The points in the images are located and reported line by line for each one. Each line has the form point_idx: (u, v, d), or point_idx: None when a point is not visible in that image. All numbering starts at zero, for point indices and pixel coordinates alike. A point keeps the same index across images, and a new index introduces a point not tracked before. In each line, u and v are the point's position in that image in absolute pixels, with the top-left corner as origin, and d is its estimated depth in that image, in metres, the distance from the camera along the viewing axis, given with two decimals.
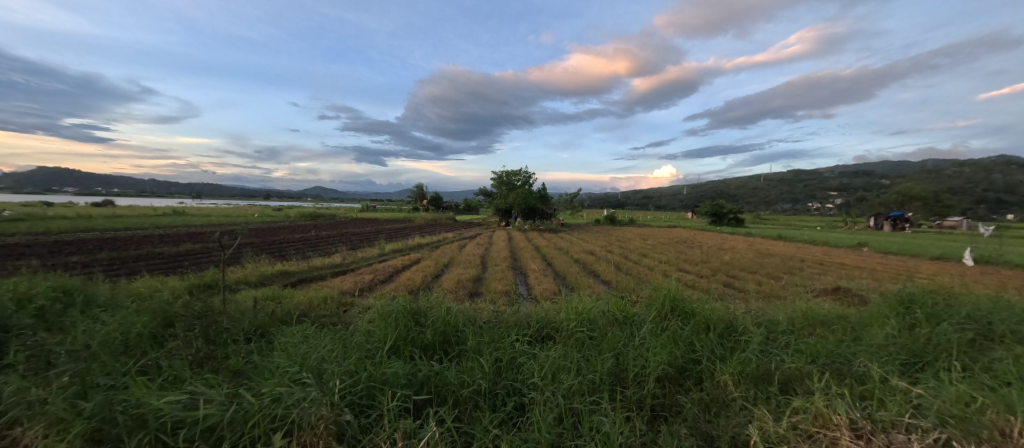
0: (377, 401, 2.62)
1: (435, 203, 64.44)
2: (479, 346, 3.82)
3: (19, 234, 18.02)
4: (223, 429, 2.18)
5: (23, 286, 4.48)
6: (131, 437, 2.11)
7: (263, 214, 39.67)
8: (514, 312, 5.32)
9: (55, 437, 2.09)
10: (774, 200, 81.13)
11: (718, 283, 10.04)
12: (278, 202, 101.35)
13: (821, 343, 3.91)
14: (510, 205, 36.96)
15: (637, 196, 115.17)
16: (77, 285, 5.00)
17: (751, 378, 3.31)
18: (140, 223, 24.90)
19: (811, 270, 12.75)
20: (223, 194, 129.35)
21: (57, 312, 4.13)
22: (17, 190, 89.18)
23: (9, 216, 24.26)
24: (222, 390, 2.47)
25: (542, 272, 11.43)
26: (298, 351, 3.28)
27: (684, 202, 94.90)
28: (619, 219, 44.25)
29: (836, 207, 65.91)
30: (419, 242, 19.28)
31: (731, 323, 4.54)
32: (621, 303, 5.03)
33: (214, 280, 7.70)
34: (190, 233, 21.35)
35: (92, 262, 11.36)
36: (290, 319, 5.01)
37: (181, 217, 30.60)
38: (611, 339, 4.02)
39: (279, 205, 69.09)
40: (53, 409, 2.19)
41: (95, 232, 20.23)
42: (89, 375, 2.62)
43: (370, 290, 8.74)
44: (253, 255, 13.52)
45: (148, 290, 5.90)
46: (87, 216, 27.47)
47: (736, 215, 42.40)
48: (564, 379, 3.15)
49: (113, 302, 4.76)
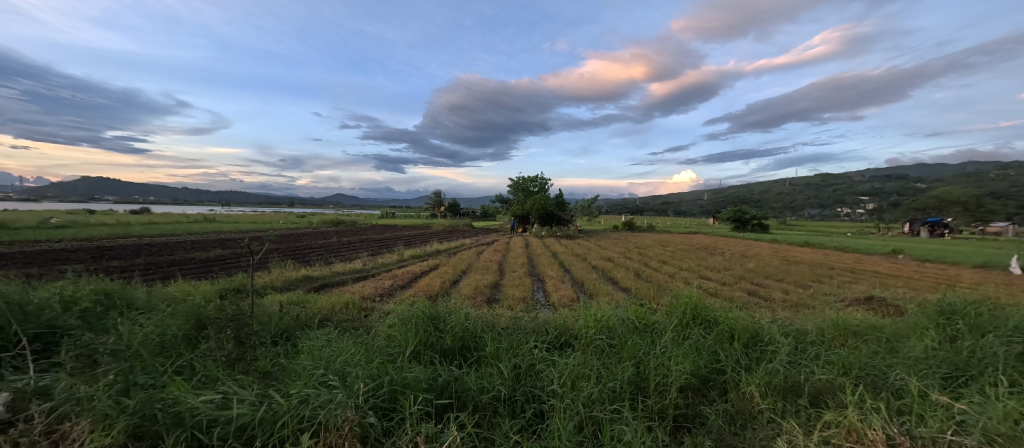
0: (400, 405, 2.67)
1: (452, 209, 65.66)
2: (498, 352, 3.84)
3: (66, 240, 19.29)
4: (254, 429, 2.26)
5: (69, 289, 4.77)
6: (169, 434, 2.23)
7: (288, 221, 41.24)
8: (533, 318, 5.31)
9: (101, 432, 2.23)
10: (801, 206, 78.44)
11: (742, 291, 9.70)
12: (302, 209, 105.52)
13: (854, 354, 3.75)
14: (527, 211, 36.96)
15: (656, 202, 113.19)
16: (119, 289, 5.29)
17: (779, 390, 3.19)
18: (174, 230, 26.15)
19: (842, 279, 12.18)
20: (249, 201, 134.50)
21: (98, 314, 4.37)
22: (65, 198, 96.05)
23: (57, 222, 25.97)
24: (254, 391, 2.56)
25: (559, 278, 11.33)
26: (322, 354, 3.36)
27: (705, 208, 92.67)
28: (638, 225, 43.47)
29: (867, 212, 63.08)
30: (436, 249, 19.39)
31: (756, 333, 4.40)
32: (641, 310, 4.95)
33: (243, 285, 8.01)
34: (221, 239, 22.32)
35: (133, 267, 12.06)
36: (313, 323, 5.16)
37: (212, 224, 32.22)
38: (631, 346, 3.97)
39: (301, 212, 71.61)
40: (99, 405, 2.32)
41: (132, 238, 21.32)
42: (132, 374, 2.79)
43: (389, 295, 8.87)
44: (279, 261, 13.98)
45: (182, 293, 6.18)
46: (125, 223, 29.04)
47: (760, 221, 41.24)
48: (584, 387, 3.13)
49: (149, 305, 5.02)
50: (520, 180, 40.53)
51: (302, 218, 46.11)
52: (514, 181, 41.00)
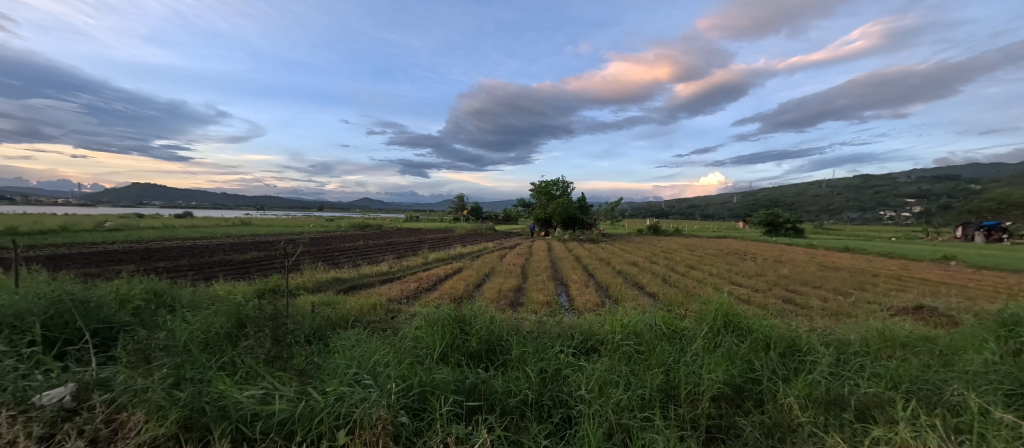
0: (430, 405, 2.71)
1: (475, 213, 66.42)
2: (523, 356, 3.83)
3: (119, 242, 20.67)
4: (293, 424, 2.36)
5: (124, 288, 5.12)
6: (216, 426, 2.36)
7: (318, 224, 42.75)
8: (557, 322, 5.28)
9: (156, 421, 2.38)
10: (839, 209, 74.40)
11: (776, 299, 9.26)
12: (330, 213, 109.14)
13: (903, 367, 3.52)
14: (550, 215, 36.84)
15: (682, 205, 110.37)
16: (167, 289, 5.63)
17: (820, 403, 3.04)
18: (213, 233, 27.50)
19: (888, 287, 11.44)
20: (282, 206, 140.57)
21: (149, 311, 4.67)
22: (117, 203, 103.16)
23: (111, 226, 27.93)
24: (292, 388, 2.67)
25: (583, 283, 11.21)
26: (354, 354, 3.47)
27: (734, 211, 89.41)
28: (663, 229, 42.47)
29: (913, 215, 59.11)
30: (459, 252, 19.56)
31: (794, 342, 4.20)
32: (669, 317, 4.83)
33: (278, 285, 8.36)
34: (257, 242, 23.34)
35: (179, 267, 12.85)
36: (343, 324, 5.33)
37: (248, 227, 33.81)
38: (660, 353, 3.88)
39: (330, 216, 74.04)
40: (154, 397, 2.48)
41: (176, 241, 22.62)
42: (182, 369, 2.96)
43: (415, 298, 9.00)
44: (310, 263, 14.49)
45: (223, 293, 6.52)
46: (170, 226, 30.83)
47: (794, 224, 39.44)
48: (612, 393, 3.08)
49: (193, 303, 5.32)
50: (543, 184, 40.45)
51: (331, 222, 47.56)
52: (537, 185, 40.99)
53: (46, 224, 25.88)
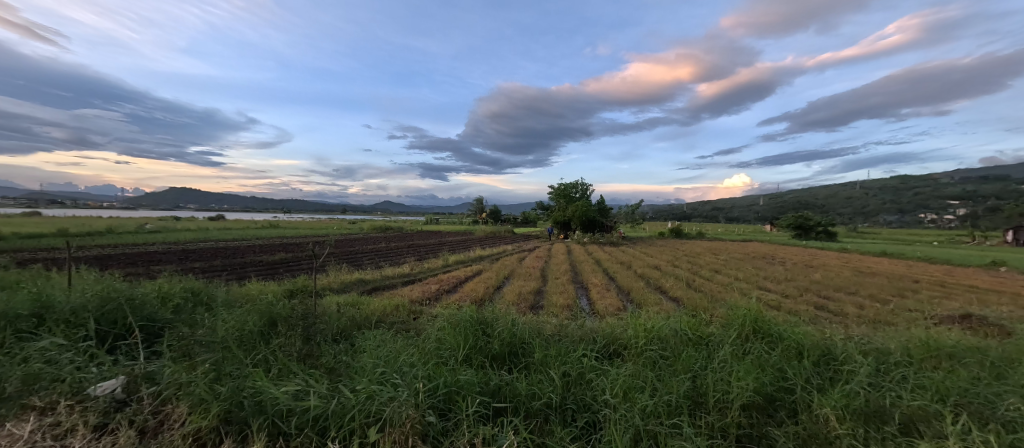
0: (456, 406, 2.75)
1: (494, 216, 66.76)
2: (546, 359, 3.83)
3: (158, 243, 21.81)
4: (326, 420, 2.44)
5: (165, 287, 5.41)
6: (254, 420, 2.46)
7: (342, 227, 43.93)
8: (579, 326, 5.25)
9: (199, 414, 2.51)
10: (875, 211, 70.86)
11: (809, 305, 8.89)
12: (352, 216, 111.95)
13: (950, 379, 3.32)
14: (569, 217, 36.61)
15: (705, 208, 107.61)
16: (204, 288, 5.91)
17: (859, 415, 2.90)
18: (244, 235, 28.68)
19: (930, 294, 10.81)
20: (308, 208, 145.24)
21: (188, 309, 4.92)
22: (155, 207, 108.98)
23: (151, 228, 29.53)
24: (324, 385, 2.76)
25: (604, 286, 11.09)
26: (380, 354, 3.54)
27: (761, 214, 86.38)
28: (686, 232, 41.52)
29: (957, 218, 55.63)
30: (479, 254, 19.64)
31: (829, 350, 4.03)
32: (695, 322, 4.73)
33: (305, 286, 8.62)
34: (284, 244, 24.21)
35: (213, 268, 13.44)
36: (367, 324, 5.45)
37: (276, 229, 35.08)
38: (686, 359, 3.80)
39: (353, 219, 76.04)
40: (197, 392, 2.62)
41: (211, 242, 23.70)
42: (221, 365, 3.11)
43: (435, 300, 9.10)
44: (335, 264, 14.88)
45: (254, 292, 6.78)
46: (205, 228, 32.31)
47: (826, 228, 37.81)
48: (638, 399, 3.03)
49: (228, 302, 5.57)
50: (561, 187, 40.25)
51: (354, 225, 48.75)
52: (556, 188, 40.85)
53: (93, 226, 27.64)
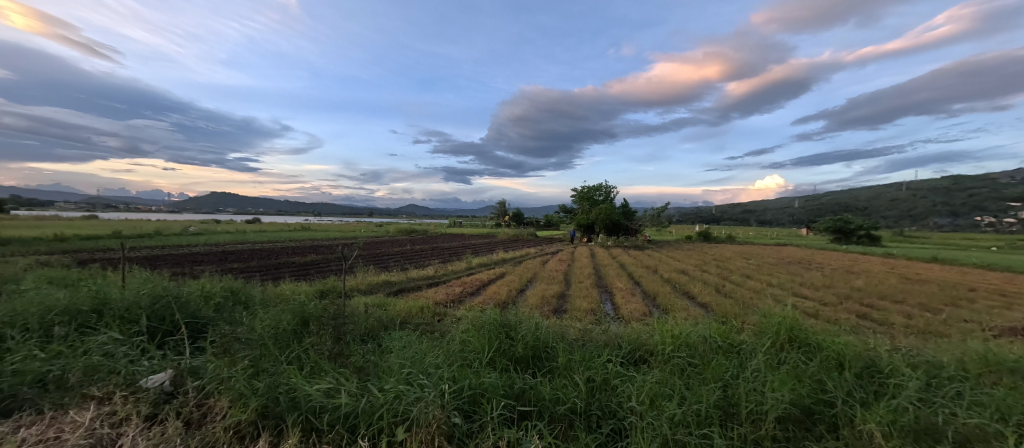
0: (480, 408, 2.77)
1: (517, 219, 66.98)
2: (570, 364, 3.80)
3: (201, 244, 23.16)
4: (356, 418, 2.52)
5: (207, 286, 5.74)
6: (288, 416, 2.57)
7: (369, 229, 45.18)
8: (604, 330, 5.17)
9: (238, 407, 2.64)
10: (924, 214, 66.18)
11: (850, 314, 8.38)
12: (378, 219, 115.00)
13: (1013, 397, 3.05)
14: (592, 220, 36.19)
15: (735, 211, 103.73)
16: (242, 287, 6.23)
17: (908, 432, 2.71)
18: (278, 237, 30.00)
19: (988, 303, 9.98)
20: (337, 212, 150.22)
21: (228, 307, 5.21)
22: (198, 210, 115.78)
23: (195, 230, 31.42)
24: (354, 384, 2.84)
25: (629, 291, 10.89)
26: (407, 354, 3.62)
27: (796, 217, 82.32)
28: (715, 236, 40.13)
29: (1019, 221, 51.14)
30: (502, 257, 19.69)
31: (873, 362, 3.79)
32: (725, 329, 4.56)
33: (334, 287, 8.90)
34: (315, 246, 25.14)
35: (250, 268, 14.14)
36: (393, 325, 5.58)
37: (307, 232, 36.54)
38: (716, 367, 3.67)
39: (379, 222, 78.12)
40: (237, 386, 2.76)
41: (248, 244, 24.93)
42: (258, 362, 3.26)
43: (459, 302, 9.21)
44: (362, 266, 15.32)
45: (286, 292, 7.08)
46: (242, 231, 34.02)
47: (868, 232, 35.61)
48: (665, 407, 2.95)
49: (263, 301, 5.85)
50: (585, 190, 39.89)
51: (380, 228, 50.04)
52: (579, 190, 40.56)
53: (144, 229, 29.69)
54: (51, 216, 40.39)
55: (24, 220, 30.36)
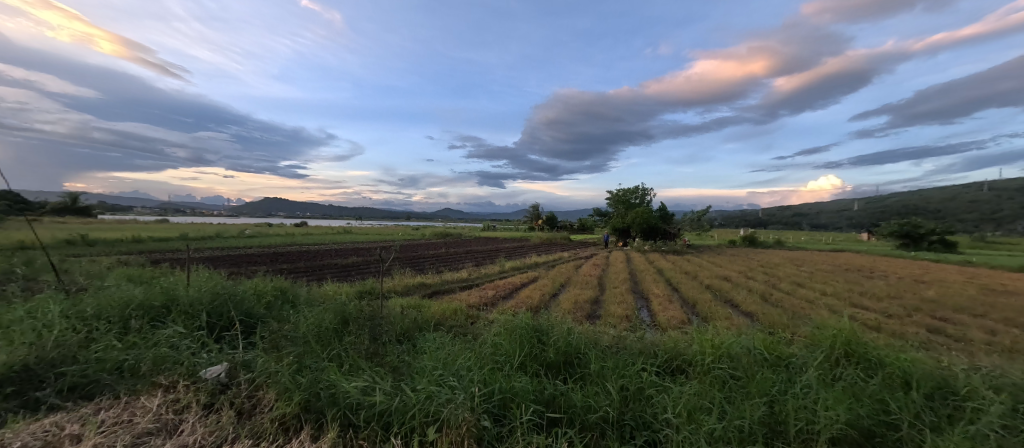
0: (510, 412, 2.78)
1: (550, 223, 66.69)
2: (603, 371, 3.71)
3: (255, 246, 24.96)
4: (390, 416, 2.61)
5: (259, 285, 6.18)
6: (328, 411, 2.71)
7: (406, 233, 46.73)
8: (639, 338, 5.02)
9: (284, 400, 2.81)
10: (1011, 217, 58.71)
11: (919, 328, 7.58)
12: (416, 222, 118.91)
13: None
14: (628, 224, 35.27)
15: (784, 214, 97.30)
16: (290, 287, 6.65)
17: None
18: (323, 240, 31.72)
19: None
20: (376, 216, 156.66)
21: (277, 305, 5.58)
22: (253, 214, 124.94)
23: (250, 233, 33.94)
24: (388, 383, 2.95)
25: (666, 297, 10.48)
26: (440, 356, 3.69)
27: (855, 221, 75.71)
28: (761, 240, 37.81)
29: None
30: (535, 261, 19.65)
31: (947, 382, 3.40)
32: (772, 341, 4.27)
33: (372, 288, 9.26)
34: (356, 248, 26.33)
35: (297, 269, 15.03)
36: (428, 326, 5.72)
37: (349, 235, 38.36)
38: (761, 381, 3.45)
39: (416, 225, 80.56)
40: (283, 380, 2.94)
41: (296, 246, 26.58)
42: (302, 358, 3.46)
43: (492, 305, 9.28)
44: (399, 269, 15.83)
45: (329, 293, 7.44)
46: (292, 233, 36.30)
47: (942, 237, 32.12)
48: (704, 420, 2.81)
49: (308, 300, 6.21)
50: (620, 193, 39.08)
51: (417, 231, 51.58)
52: (614, 194, 39.78)
53: (207, 232, 32.45)
54: (131, 219, 45.31)
55: (110, 223, 34.23)
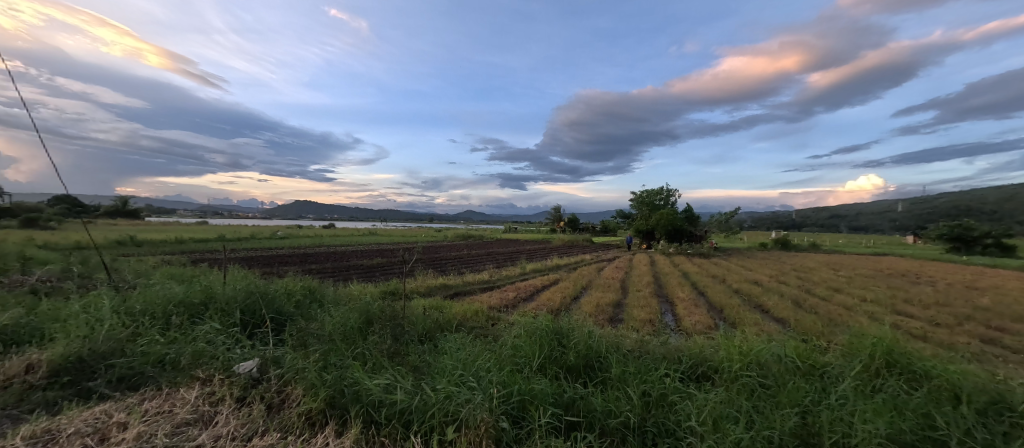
0: (529, 414, 2.78)
1: (572, 225, 66.12)
2: (625, 375, 3.64)
3: (286, 247, 26.00)
4: (410, 414, 2.66)
5: (289, 284, 6.44)
6: (351, 408, 2.79)
7: (429, 234, 47.47)
8: (662, 342, 4.91)
9: (310, 396, 2.91)
10: None
11: (972, 338, 7.02)
12: (438, 224, 120.62)
13: None
14: (652, 226, 34.50)
15: (820, 215, 92.60)
16: (318, 286, 6.89)
17: None
18: (350, 241, 32.70)
19: None
20: (401, 218, 160.04)
21: (306, 303, 5.80)
22: (285, 217, 130.30)
23: (282, 234, 35.40)
24: (409, 382, 3.01)
25: (692, 301, 10.18)
26: (460, 356, 3.73)
27: (899, 222, 71.12)
28: (795, 243, 36.14)
29: None
30: (556, 263, 19.53)
31: (1002, 397, 3.14)
32: (805, 348, 4.07)
33: (395, 289, 9.45)
34: (381, 249, 26.99)
35: (325, 269, 15.54)
36: (449, 327, 5.79)
37: (374, 236, 39.32)
38: (793, 390, 3.30)
39: (439, 227, 81.75)
40: (310, 377, 3.05)
41: (324, 247, 27.50)
42: (328, 356, 3.58)
43: (513, 307, 9.28)
44: (421, 270, 16.08)
45: (355, 293, 7.67)
46: (321, 235, 37.63)
47: (999, 240, 29.67)
48: (730, 430, 2.71)
49: (335, 299, 6.42)
50: (643, 194, 38.31)
51: (440, 233, 52.35)
52: (637, 195, 39.04)
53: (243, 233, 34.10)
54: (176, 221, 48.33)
55: (156, 225, 36.63)
